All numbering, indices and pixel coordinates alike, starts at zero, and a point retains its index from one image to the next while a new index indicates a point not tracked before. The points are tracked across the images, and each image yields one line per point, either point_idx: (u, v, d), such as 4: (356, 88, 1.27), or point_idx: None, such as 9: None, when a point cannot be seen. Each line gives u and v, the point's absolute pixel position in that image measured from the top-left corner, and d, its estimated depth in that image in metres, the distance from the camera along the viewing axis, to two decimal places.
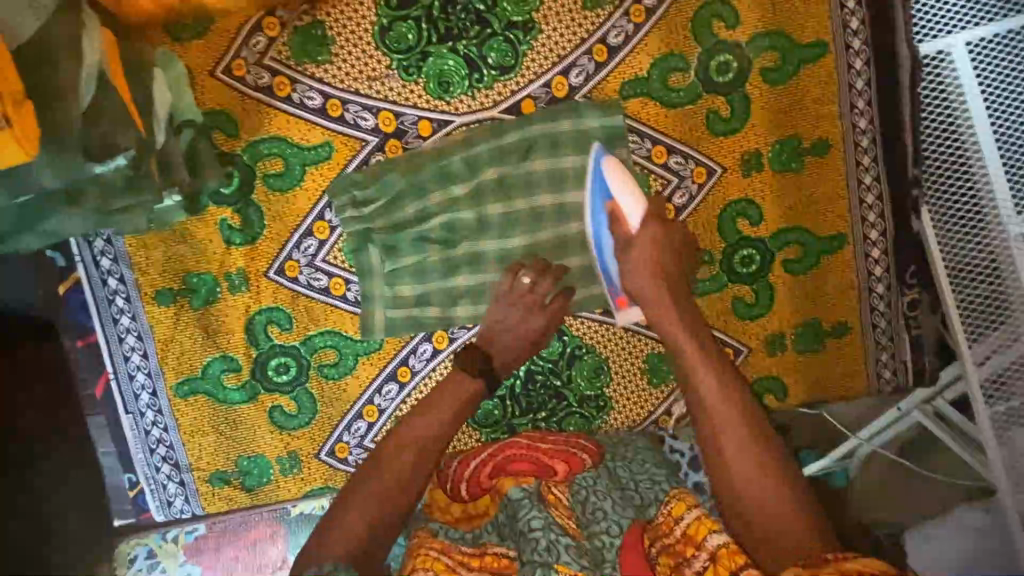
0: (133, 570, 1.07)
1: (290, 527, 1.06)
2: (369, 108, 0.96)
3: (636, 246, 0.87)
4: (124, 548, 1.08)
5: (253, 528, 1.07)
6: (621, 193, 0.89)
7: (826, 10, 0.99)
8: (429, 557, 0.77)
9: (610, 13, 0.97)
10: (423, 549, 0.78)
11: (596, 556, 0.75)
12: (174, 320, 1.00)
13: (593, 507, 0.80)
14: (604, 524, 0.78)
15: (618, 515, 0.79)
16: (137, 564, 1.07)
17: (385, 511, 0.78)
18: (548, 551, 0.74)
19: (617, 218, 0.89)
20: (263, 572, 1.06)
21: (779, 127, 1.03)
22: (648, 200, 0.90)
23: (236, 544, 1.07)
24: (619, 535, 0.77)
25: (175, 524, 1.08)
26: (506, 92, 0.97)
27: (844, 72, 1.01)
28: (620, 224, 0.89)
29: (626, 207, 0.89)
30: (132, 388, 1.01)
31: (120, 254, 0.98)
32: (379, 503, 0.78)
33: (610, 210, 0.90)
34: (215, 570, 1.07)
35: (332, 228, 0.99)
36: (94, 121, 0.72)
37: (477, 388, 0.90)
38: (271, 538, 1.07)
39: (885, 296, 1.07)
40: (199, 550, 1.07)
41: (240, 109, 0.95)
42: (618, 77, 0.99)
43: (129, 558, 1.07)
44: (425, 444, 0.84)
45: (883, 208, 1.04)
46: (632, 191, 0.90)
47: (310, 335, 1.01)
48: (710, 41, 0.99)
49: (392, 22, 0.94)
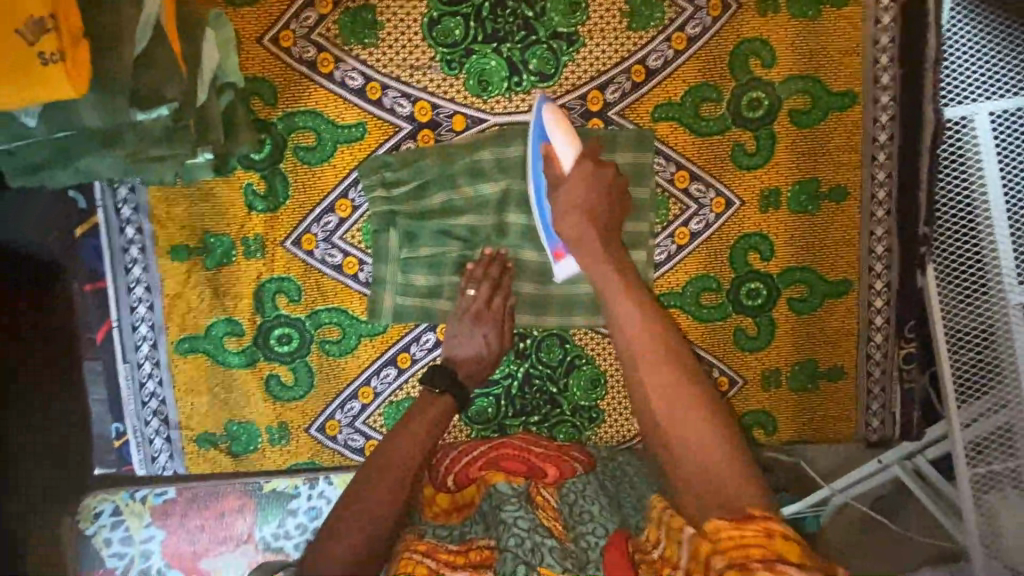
0: (95, 526, 1.06)
1: (261, 502, 1.07)
2: (408, 97, 0.98)
3: (568, 187, 0.86)
4: (89, 502, 1.07)
5: (224, 499, 1.07)
6: (557, 138, 0.88)
7: (859, 61, 1.04)
8: (410, 563, 0.73)
9: (652, 37, 1.00)
10: (405, 555, 0.73)
11: (580, 557, 0.76)
12: (185, 276, 1.00)
13: (581, 509, 0.82)
14: (590, 525, 0.80)
15: (605, 518, 0.81)
16: (101, 520, 1.06)
17: (392, 503, 0.78)
18: (532, 552, 0.74)
19: (551, 163, 0.88)
20: (226, 544, 1.07)
21: (802, 167, 1.05)
22: (584, 143, 0.89)
23: (204, 513, 1.07)
24: (604, 536, 0.78)
25: (146, 485, 1.09)
26: (543, 99, 1.00)
27: (870, 125, 1.05)
28: (551, 165, 0.88)
29: (561, 151, 0.87)
30: (133, 338, 1.01)
31: (142, 206, 0.98)
32: (388, 498, 0.78)
33: (543, 152, 0.89)
34: (179, 537, 1.07)
35: (355, 208, 1.00)
36: (143, 66, 0.73)
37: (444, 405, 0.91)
38: (239, 512, 1.07)
39: (882, 345, 1.10)
40: (166, 514, 1.07)
41: (282, 79, 0.96)
42: (651, 99, 1.01)
43: (93, 513, 1.06)
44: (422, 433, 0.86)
45: (891, 261, 1.07)
46: (570, 136, 0.88)
47: (317, 309, 1.02)
48: (746, 77, 1.02)
49: (441, 16, 0.96)
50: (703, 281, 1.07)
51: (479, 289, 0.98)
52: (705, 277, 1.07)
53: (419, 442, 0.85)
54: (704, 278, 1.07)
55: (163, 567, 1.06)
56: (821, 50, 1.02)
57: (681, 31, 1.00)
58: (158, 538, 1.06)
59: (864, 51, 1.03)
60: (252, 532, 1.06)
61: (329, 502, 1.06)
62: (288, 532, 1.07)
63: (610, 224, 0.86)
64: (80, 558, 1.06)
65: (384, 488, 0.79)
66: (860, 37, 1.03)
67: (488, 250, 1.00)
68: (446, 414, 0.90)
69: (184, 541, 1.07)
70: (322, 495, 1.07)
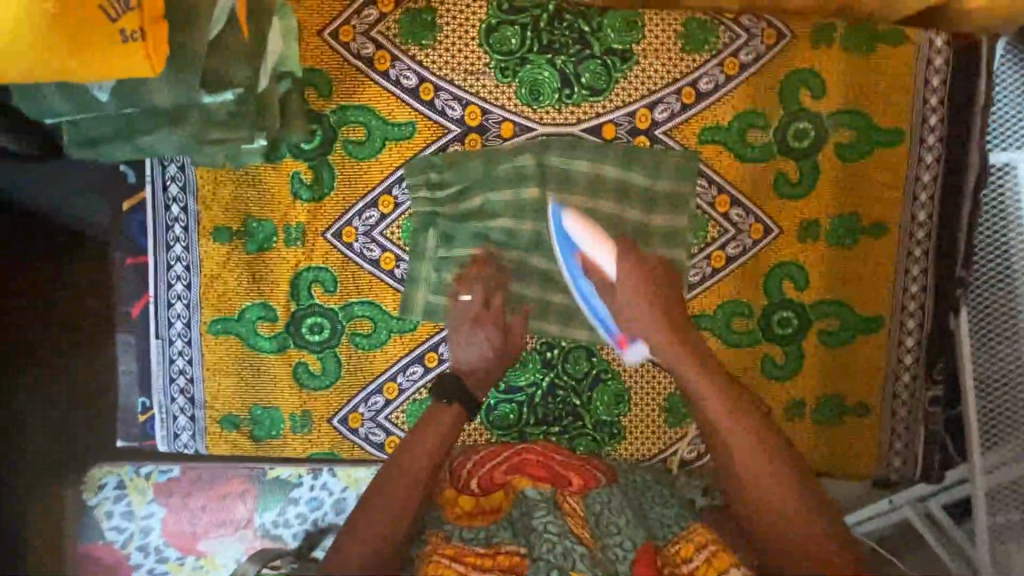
0: (99, 496, 1.14)
1: (263, 487, 1.12)
2: (459, 99, 0.99)
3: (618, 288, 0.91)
4: (95, 473, 1.14)
5: (228, 482, 1.14)
6: (590, 245, 0.93)
7: (908, 102, 1.02)
8: (440, 565, 0.74)
9: (705, 60, 1.01)
10: (435, 558, 0.75)
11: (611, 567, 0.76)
12: (225, 258, 1.01)
13: (608, 521, 0.82)
14: (617, 538, 0.79)
15: (632, 532, 0.80)
16: (105, 492, 1.13)
17: (416, 502, 0.82)
18: (564, 556, 0.75)
19: (592, 271, 0.94)
20: (225, 526, 1.12)
21: (842, 201, 1.05)
22: (618, 242, 0.93)
23: (206, 494, 1.13)
24: (632, 550, 0.77)
25: (151, 461, 1.16)
26: (591, 112, 1.00)
27: (914, 164, 1.04)
28: (594, 275, 0.94)
29: (599, 258, 0.93)
30: (168, 315, 1.02)
31: (190, 185, 1.00)
32: (404, 500, 0.81)
33: (583, 264, 0.95)
34: (179, 513, 1.13)
35: (397, 205, 1.01)
36: (216, 51, 0.75)
37: (452, 416, 0.90)
38: (240, 496, 1.13)
39: (909, 386, 1.09)
40: (167, 492, 1.13)
41: (339, 74, 0.98)
42: (699, 121, 1.02)
43: (97, 484, 1.14)
44: (444, 426, 0.89)
45: (924, 300, 1.06)
46: (599, 238, 0.94)
47: (351, 302, 1.03)
48: (794, 107, 1.02)
49: (499, 23, 0.98)
50: (735, 306, 1.07)
51: (474, 293, 0.97)
52: (737, 303, 1.07)
53: (437, 437, 0.88)
54: (736, 303, 1.07)
55: (161, 544, 1.13)
56: (870, 85, 1.02)
57: (734, 57, 1.01)
58: (159, 514, 1.13)
59: (915, 89, 1.03)
60: (250, 517, 1.12)
61: (330, 493, 1.11)
62: (287, 520, 1.12)
63: (664, 309, 0.90)
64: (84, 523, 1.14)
65: (396, 490, 0.82)
66: (912, 74, 1.02)
67: (475, 252, 1.00)
68: (457, 423, 0.90)
69: (182, 519, 1.13)
70: (324, 486, 1.12)
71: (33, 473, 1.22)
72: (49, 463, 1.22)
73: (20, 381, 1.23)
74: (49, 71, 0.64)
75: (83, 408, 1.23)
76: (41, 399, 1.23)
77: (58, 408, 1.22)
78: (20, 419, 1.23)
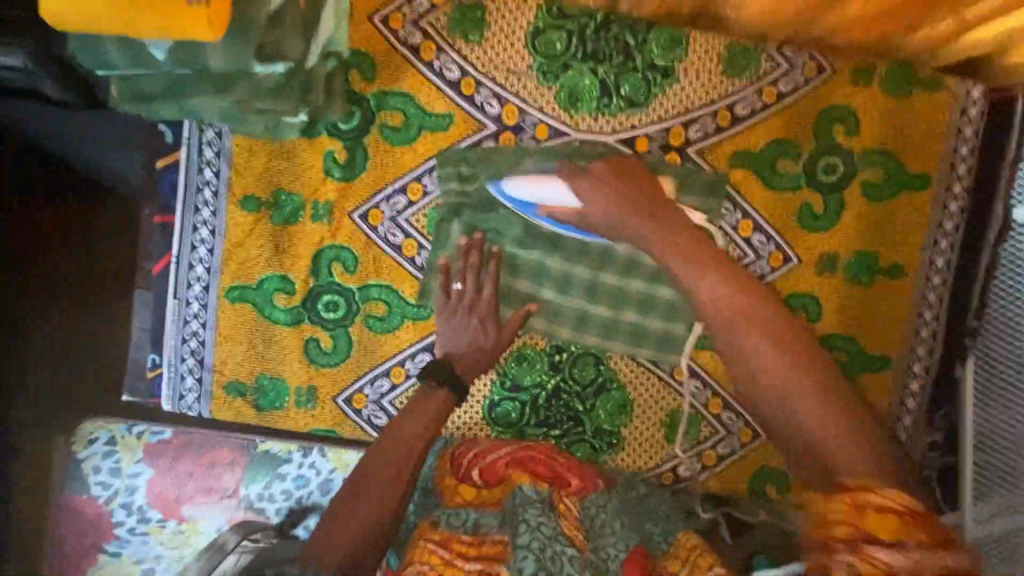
0: (88, 450, 1.15)
1: (252, 460, 1.15)
2: (498, 97, 1.01)
3: None
4: (87, 427, 1.16)
5: (215, 451, 1.15)
6: (537, 193, 0.94)
7: (939, 147, 1.04)
8: (425, 551, 0.77)
9: (744, 85, 1.02)
10: (422, 544, 0.78)
11: (600, 566, 0.77)
12: (252, 226, 1.02)
13: (602, 523, 0.84)
14: (611, 538, 0.81)
15: (626, 534, 0.82)
16: (95, 447, 1.15)
17: (400, 485, 0.85)
18: (552, 560, 0.74)
19: (559, 215, 0.94)
20: (211, 494, 1.15)
21: (864, 240, 1.06)
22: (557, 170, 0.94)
23: (195, 461, 1.15)
24: (624, 551, 0.79)
25: (143, 422, 1.17)
26: (627, 124, 1.02)
27: (938, 211, 1.05)
28: (564, 216, 0.93)
29: (554, 200, 0.93)
30: (188, 277, 1.03)
31: (225, 151, 1.01)
32: (391, 486, 0.85)
33: (547, 214, 0.94)
34: (166, 476, 1.15)
35: (426, 193, 1.03)
36: (274, 24, 0.77)
37: (440, 399, 0.94)
38: (229, 466, 1.15)
39: (909, 430, 1.10)
40: (157, 454, 1.15)
41: (384, 59, 0.99)
42: (732, 145, 1.03)
43: (88, 439, 1.16)
44: (434, 409, 0.92)
45: (933, 346, 1.08)
46: (535, 182, 0.94)
47: (369, 283, 1.04)
48: (826, 142, 1.03)
49: (546, 28, 0.99)
50: None
51: (466, 283, 1.00)
52: None
53: (428, 418, 0.92)
54: None
55: (144, 504, 1.14)
56: (904, 129, 1.04)
57: (773, 85, 1.02)
58: (146, 474, 1.15)
59: (947, 137, 1.04)
60: (238, 487, 1.14)
61: (318, 473, 1.14)
62: (272, 495, 1.15)
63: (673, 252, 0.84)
64: (69, 477, 1.15)
65: (385, 469, 0.86)
66: (944, 123, 1.03)
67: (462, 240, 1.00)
68: (444, 410, 0.94)
69: (169, 482, 1.15)
70: (312, 465, 1.15)
71: (25, 421, 1.26)
72: (47, 409, 1.26)
73: (27, 359, 1.26)
74: (114, 25, 0.65)
75: (66, 408, 1.26)
76: (27, 401, 1.26)
77: (43, 405, 1.26)
78: (22, 359, 1.26)
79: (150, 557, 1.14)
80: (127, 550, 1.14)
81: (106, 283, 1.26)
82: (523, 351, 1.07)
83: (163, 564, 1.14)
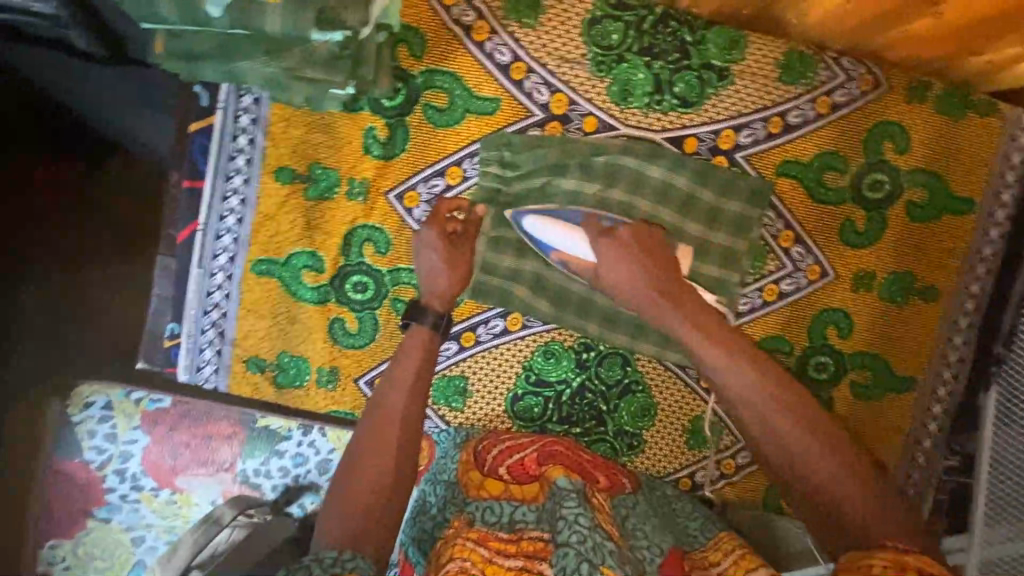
0: (84, 414, 1.12)
1: (250, 435, 1.13)
2: (549, 86, 0.98)
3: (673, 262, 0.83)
4: (83, 390, 1.13)
5: (214, 423, 1.13)
6: (560, 242, 0.93)
7: (986, 173, 1.03)
8: (465, 549, 0.75)
9: (799, 93, 1.00)
10: (460, 541, 0.76)
11: (638, 566, 0.76)
12: (284, 199, 0.99)
13: (634, 525, 0.83)
14: (645, 543, 0.80)
15: (660, 539, 0.81)
16: (91, 411, 1.12)
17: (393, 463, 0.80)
18: (595, 550, 0.70)
19: (575, 267, 0.93)
20: (208, 467, 1.12)
21: (902, 259, 1.05)
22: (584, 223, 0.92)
23: (192, 432, 1.13)
24: (659, 555, 0.79)
25: (142, 389, 1.14)
26: (677, 123, 0.99)
27: (978, 236, 1.04)
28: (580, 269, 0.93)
29: (574, 252, 0.92)
30: (213, 247, 1.00)
31: (261, 119, 0.97)
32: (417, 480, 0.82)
33: (562, 262, 0.94)
34: (162, 446, 1.12)
35: (465, 178, 1.00)
36: None
37: None
38: (228, 441, 1.13)
39: (928, 451, 1.10)
40: (154, 422, 1.12)
41: (434, 35, 0.96)
42: (780, 154, 1.02)
43: (84, 402, 1.12)
44: None
45: (959, 370, 1.08)
46: (563, 232, 0.92)
47: (400, 267, 1.01)
48: (876, 157, 1.02)
49: (604, 16, 0.96)
50: (778, 342, 1.07)
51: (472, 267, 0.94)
52: (780, 339, 1.07)
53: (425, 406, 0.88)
54: (779, 340, 1.07)
55: (139, 472, 1.12)
56: (953, 152, 1.02)
57: (828, 95, 1.00)
58: (142, 442, 1.12)
59: (995, 162, 1.03)
60: (234, 461, 1.12)
61: (317, 452, 1.14)
62: (269, 471, 1.14)
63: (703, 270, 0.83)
64: (62, 441, 1.12)
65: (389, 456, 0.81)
66: (993, 148, 1.02)
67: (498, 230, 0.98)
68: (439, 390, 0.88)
69: (165, 452, 1.12)
70: (311, 444, 1.13)
71: (18, 393, 1.21)
72: (45, 382, 1.22)
73: (30, 329, 1.22)
74: None
75: (65, 382, 1.22)
76: (31, 373, 1.22)
77: (42, 377, 1.22)
78: (19, 332, 1.22)
79: (140, 525, 1.12)
80: (116, 517, 1.12)
81: (105, 260, 1.24)
82: (551, 348, 1.06)
83: (152, 534, 1.12)
